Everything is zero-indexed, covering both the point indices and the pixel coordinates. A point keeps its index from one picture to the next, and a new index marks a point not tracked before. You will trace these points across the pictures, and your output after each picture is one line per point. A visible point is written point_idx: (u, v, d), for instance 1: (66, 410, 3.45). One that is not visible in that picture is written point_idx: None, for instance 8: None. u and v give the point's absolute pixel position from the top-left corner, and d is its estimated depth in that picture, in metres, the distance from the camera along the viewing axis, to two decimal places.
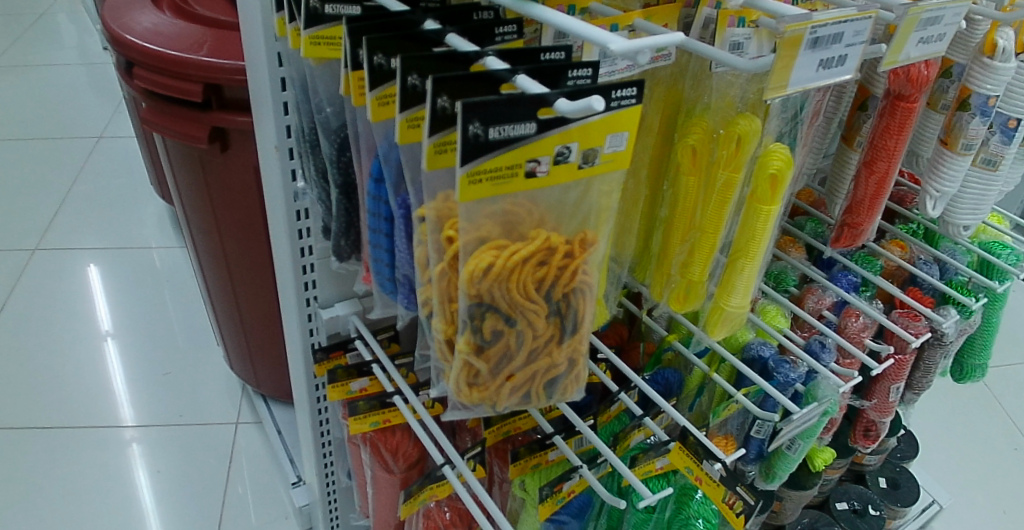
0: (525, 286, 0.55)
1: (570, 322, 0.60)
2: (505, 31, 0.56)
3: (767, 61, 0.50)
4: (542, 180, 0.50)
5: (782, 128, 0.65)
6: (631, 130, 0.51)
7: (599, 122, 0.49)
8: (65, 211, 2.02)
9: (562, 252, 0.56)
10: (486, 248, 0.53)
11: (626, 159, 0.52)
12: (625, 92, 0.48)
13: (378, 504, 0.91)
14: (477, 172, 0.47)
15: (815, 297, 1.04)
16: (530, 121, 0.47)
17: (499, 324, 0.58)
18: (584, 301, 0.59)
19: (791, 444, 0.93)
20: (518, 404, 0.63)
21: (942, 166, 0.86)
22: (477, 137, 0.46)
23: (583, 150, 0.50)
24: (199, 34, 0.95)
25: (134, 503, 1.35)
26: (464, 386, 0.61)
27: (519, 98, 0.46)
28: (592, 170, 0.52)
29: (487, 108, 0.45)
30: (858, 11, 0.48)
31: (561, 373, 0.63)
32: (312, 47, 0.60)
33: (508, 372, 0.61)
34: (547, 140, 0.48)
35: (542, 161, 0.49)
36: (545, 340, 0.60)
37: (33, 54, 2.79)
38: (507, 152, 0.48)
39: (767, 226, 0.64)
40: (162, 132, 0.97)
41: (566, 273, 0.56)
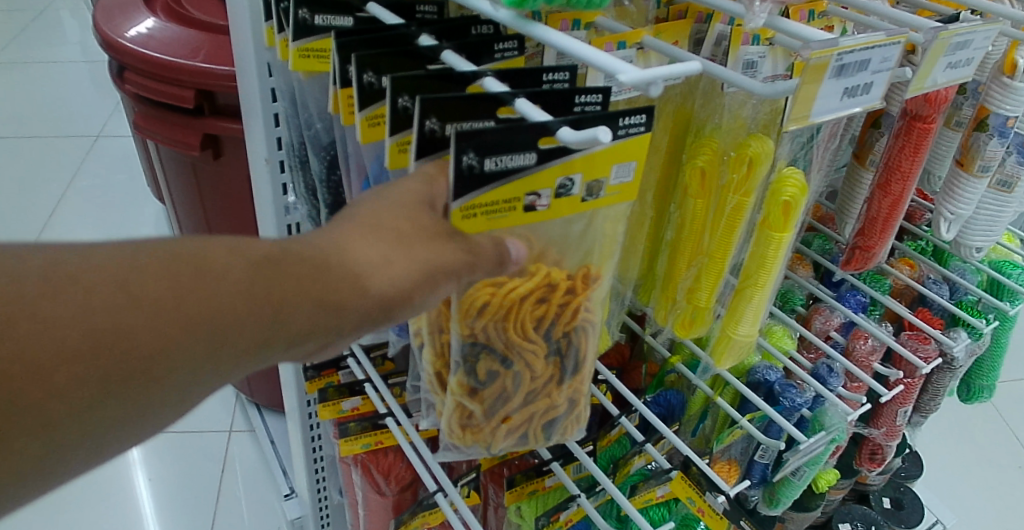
0: (523, 323, 0.54)
1: (570, 362, 0.58)
2: (505, 47, 0.53)
3: (784, 86, 0.47)
4: (542, 214, 0.48)
5: (795, 152, 0.62)
6: (640, 159, 0.48)
7: (606, 153, 0.46)
8: (61, 210, 1.99)
9: (564, 288, 0.54)
10: (480, 287, 0.52)
11: (634, 190, 0.49)
12: (634, 119, 0.45)
13: (370, 524, 0.88)
14: (471, 208, 0.45)
15: (822, 317, 1.00)
16: (530, 151, 0.44)
17: (494, 364, 0.57)
18: (585, 339, 0.57)
19: (796, 471, 0.90)
20: (514, 446, 0.61)
21: (957, 187, 0.83)
22: (472, 168, 0.43)
23: (587, 182, 0.47)
24: (193, 37, 0.92)
25: (133, 512, 1.32)
26: (456, 427, 0.60)
27: (518, 126, 0.43)
28: (598, 203, 0.49)
29: (482, 137, 0.42)
30: (887, 37, 0.46)
31: (560, 414, 0.61)
32: (301, 60, 0.57)
33: (504, 414, 0.59)
34: (548, 172, 0.46)
35: (542, 194, 0.47)
36: (544, 380, 0.58)
37: (34, 50, 2.76)
38: (504, 184, 0.45)
39: (778, 254, 0.61)
40: (153, 138, 0.93)
41: (567, 311, 0.55)
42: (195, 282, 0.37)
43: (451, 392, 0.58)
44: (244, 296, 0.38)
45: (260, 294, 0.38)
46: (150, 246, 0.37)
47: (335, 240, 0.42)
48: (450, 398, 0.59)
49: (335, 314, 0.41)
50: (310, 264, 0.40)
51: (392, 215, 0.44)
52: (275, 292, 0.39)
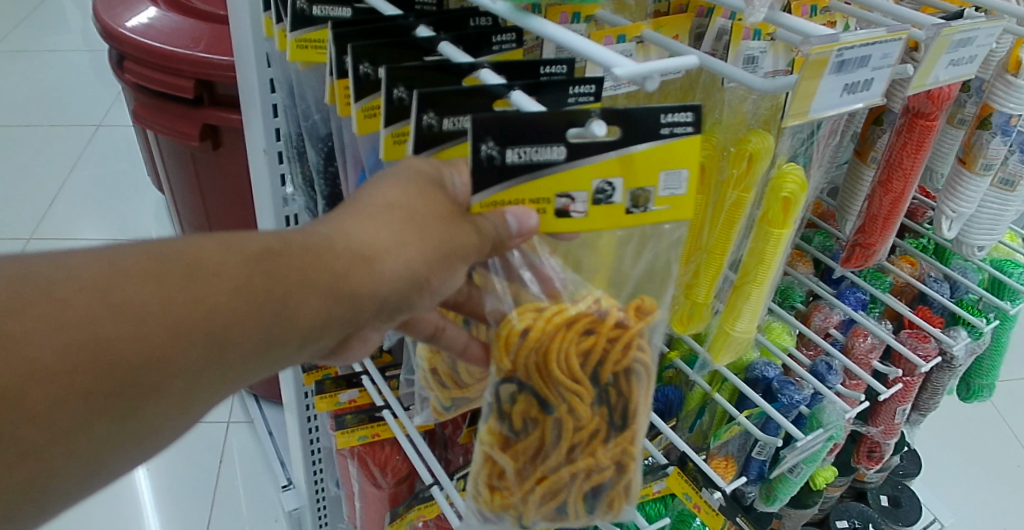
0: (568, 358, 0.51)
1: (618, 413, 0.54)
2: (503, 39, 0.53)
3: (785, 81, 0.47)
4: (577, 221, 0.46)
5: (796, 149, 0.62)
6: (691, 169, 0.46)
7: (650, 157, 0.45)
8: (62, 198, 1.98)
9: (612, 319, 0.52)
10: (523, 309, 0.51)
11: (686, 205, 0.47)
12: (681, 117, 0.45)
13: (366, 518, 0.87)
14: (492, 202, 0.44)
15: (821, 314, 1.00)
16: (557, 144, 0.44)
17: (533, 412, 0.54)
18: (636, 386, 0.53)
19: (792, 468, 0.90)
20: (549, 516, 0.57)
21: (959, 185, 0.82)
22: (493, 159, 0.43)
23: (629, 190, 0.46)
24: (195, 27, 0.92)
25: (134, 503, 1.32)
26: (484, 488, 0.57)
27: (540, 119, 0.43)
28: (644, 216, 0.47)
29: (502, 125, 0.42)
30: (888, 33, 0.45)
31: (606, 480, 0.56)
32: (299, 51, 0.57)
33: (539, 474, 0.55)
34: (583, 172, 0.45)
35: (576, 197, 0.45)
36: (588, 434, 0.54)
37: (35, 38, 2.74)
38: (530, 181, 0.44)
39: (778, 250, 0.62)
40: (153, 128, 0.93)
41: (617, 346, 0.51)
42: (203, 275, 0.37)
43: (483, 442, 0.56)
44: (256, 282, 0.38)
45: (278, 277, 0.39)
46: (155, 246, 0.38)
47: (344, 224, 0.42)
48: (481, 448, 0.57)
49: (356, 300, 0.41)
50: (315, 247, 0.41)
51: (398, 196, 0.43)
52: (290, 277, 0.39)
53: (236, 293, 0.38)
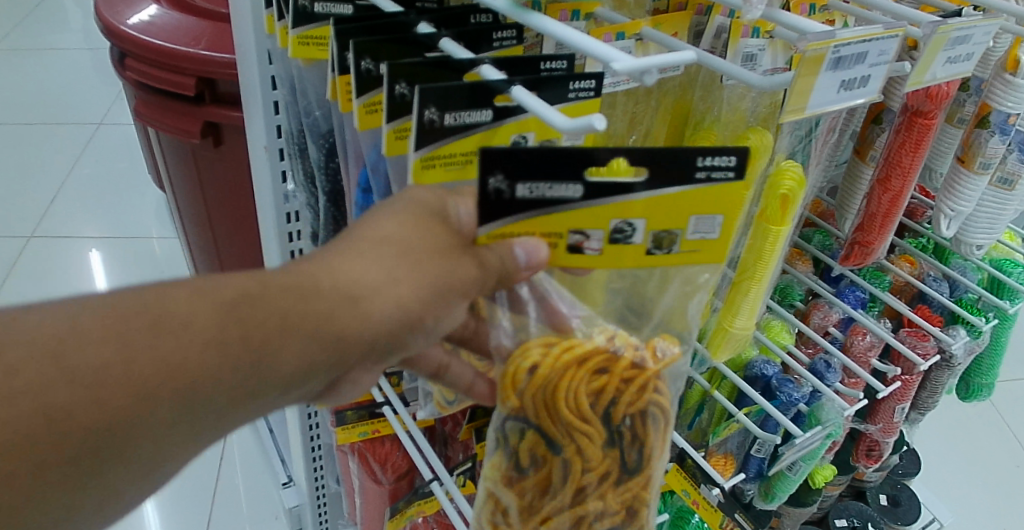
0: (578, 397, 0.51)
1: (632, 456, 0.54)
2: (504, 36, 0.53)
3: (782, 79, 0.47)
4: (591, 256, 0.46)
5: (794, 146, 0.63)
6: (725, 215, 0.46)
7: (679, 201, 0.44)
8: (63, 197, 1.98)
9: (628, 361, 0.51)
10: (540, 342, 0.51)
11: (715, 249, 0.47)
12: (721, 162, 0.43)
13: (366, 514, 0.87)
14: (499, 233, 0.44)
15: (821, 313, 1.00)
16: (575, 183, 0.43)
17: (539, 450, 0.53)
18: (651, 431, 0.53)
19: (791, 465, 0.90)
20: None
21: (958, 184, 0.83)
22: (501, 192, 0.42)
23: (651, 232, 0.46)
24: (196, 25, 0.92)
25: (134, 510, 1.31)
26: (486, 521, 0.58)
27: (559, 154, 0.41)
28: (666, 257, 0.47)
29: (517, 164, 0.41)
30: (885, 30, 0.46)
31: (614, 523, 0.56)
32: (300, 47, 0.57)
33: (543, 514, 0.55)
34: (603, 212, 0.44)
35: (592, 235, 0.45)
36: (598, 477, 0.53)
37: (36, 37, 2.75)
38: (540, 215, 0.44)
39: (776, 247, 0.62)
40: (154, 125, 0.94)
41: (631, 389, 0.51)
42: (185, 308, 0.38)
43: (488, 478, 0.57)
44: (229, 332, 0.39)
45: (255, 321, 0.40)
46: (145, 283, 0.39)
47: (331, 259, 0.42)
48: (485, 483, 0.57)
49: (344, 335, 0.42)
50: (299, 290, 0.41)
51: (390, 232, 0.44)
52: (270, 319, 0.40)
53: (215, 337, 0.39)
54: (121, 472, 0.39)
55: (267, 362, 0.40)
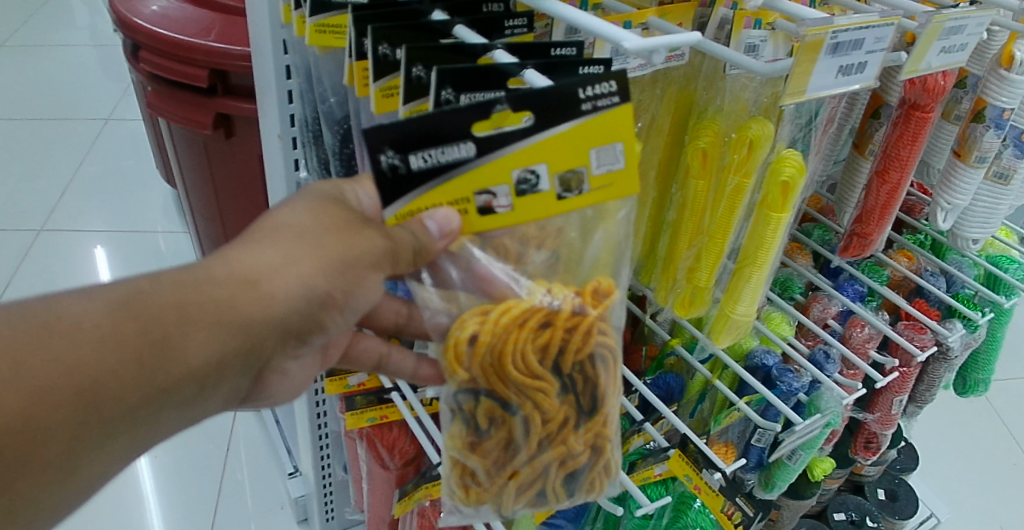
0: (525, 357, 0.51)
1: (586, 399, 0.55)
2: (515, 24, 0.55)
3: (782, 65, 0.51)
4: (502, 214, 0.48)
5: (795, 135, 0.65)
6: (624, 139, 0.47)
7: (573, 139, 0.46)
8: (71, 192, 2.00)
9: (568, 310, 0.51)
10: (474, 312, 0.51)
11: (625, 177, 0.48)
12: (602, 90, 0.45)
13: (373, 500, 0.89)
14: (406, 212, 0.47)
15: (821, 305, 1.01)
16: (464, 141, 0.44)
17: (496, 411, 0.55)
18: (601, 371, 0.54)
19: (791, 454, 0.92)
20: (531, 505, 0.58)
21: (954, 177, 0.84)
22: (396, 168, 0.45)
23: (556, 176, 0.47)
24: (207, 18, 0.94)
25: (133, 491, 1.34)
26: (458, 488, 0.58)
27: (439, 120, 0.44)
28: (579, 199, 0.48)
29: (401, 137, 0.43)
30: (881, 18, 0.50)
31: (580, 466, 0.57)
32: (317, 35, 0.59)
33: (511, 469, 0.56)
34: (501, 166, 0.46)
35: (498, 193, 0.47)
36: (557, 425, 0.54)
37: (45, 33, 2.77)
38: (443, 182, 0.46)
39: (777, 234, 0.64)
40: (166, 117, 0.95)
41: (576, 336, 0.52)
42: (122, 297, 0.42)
43: (451, 447, 0.57)
44: (126, 329, 0.41)
45: (151, 316, 0.41)
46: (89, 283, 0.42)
47: (247, 255, 0.46)
48: (449, 451, 0.58)
49: (253, 318, 0.45)
50: (192, 282, 0.44)
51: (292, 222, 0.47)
52: (170, 314, 0.42)
53: (114, 336, 0.40)
54: (76, 457, 0.41)
55: (177, 354, 0.42)
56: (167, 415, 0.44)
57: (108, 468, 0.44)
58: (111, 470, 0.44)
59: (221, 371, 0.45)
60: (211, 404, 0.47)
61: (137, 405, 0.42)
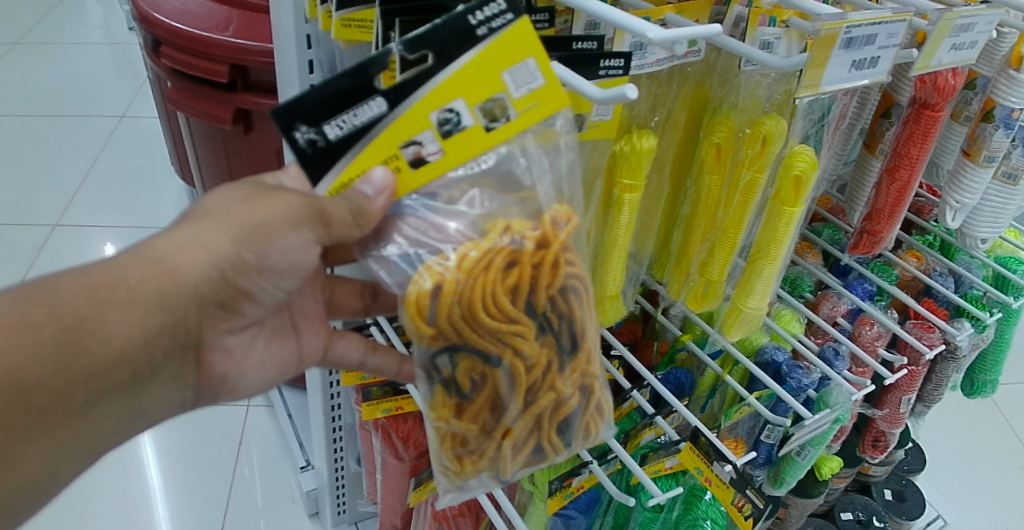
0: (497, 300, 0.52)
1: (566, 338, 0.57)
2: (537, 19, 0.56)
3: (796, 60, 0.53)
4: (434, 161, 0.50)
5: (808, 130, 0.66)
6: (534, 53, 0.48)
7: (479, 67, 0.48)
8: (87, 188, 2.02)
9: (532, 246, 0.53)
10: (428, 267, 0.52)
11: (550, 93, 0.50)
12: (494, 11, 0.47)
13: (387, 491, 0.91)
14: (340, 183, 0.49)
15: (829, 303, 1.03)
16: (372, 98, 0.47)
17: (477, 368, 0.55)
18: (574, 302, 0.56)
19: (800, 451, 0.93)
20: (529, 462, 0.60)
21: (962, 176, 0.85)
22: (316, 142, 0.48)
23: (476, 108, 0.49)
24: (225, 13, 0.96)
25: (139, 478, 1.37)
26: (452, 459, 0.59)
27: (344, 84, 0.47)
28: (507, 125, 0.50)
29: (309, 112, 0.47)
30: (892, 15, 0.52)
31: (573, 411, 0.59)
32: (343, 29, 0.60)
33: (504, 428, 0.58)
34: (417, 113, 0.48)
35: (424, 141, 0.49)
36: (543, 369, 0.56)
37: (60, 31, 2.79)
38: (368, 144, 0.48)
39: (789, 228, 0.65)
40: (186, 111, 0.97)
41: (545, 270, 0.53)
42: (35, 293, 0.46)
43: (436, 419, 0.58)
44: (38, 315, 0.45)
45: (63, 303, 0.46)
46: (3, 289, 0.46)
47: (155, 243, 0.50)
48: (438, 426, 0.58)
49: (166, 290, 0.49)
50: (99, 270, 0.48)
51: (205, 206, 0.51)
52: (82, 300, 0.47)
53: (29, 322, 0.45)
54: (24, 433, 0.46)
55: (98, 334, 0.47)
56: (102, 391, 0.49)
57: (56, 443, 0.49)
58: (60, 443, 0.49)
59: (149, 346, 0.50)
60: (148, 378, 0.52)
61: (66, 384, 0.47)
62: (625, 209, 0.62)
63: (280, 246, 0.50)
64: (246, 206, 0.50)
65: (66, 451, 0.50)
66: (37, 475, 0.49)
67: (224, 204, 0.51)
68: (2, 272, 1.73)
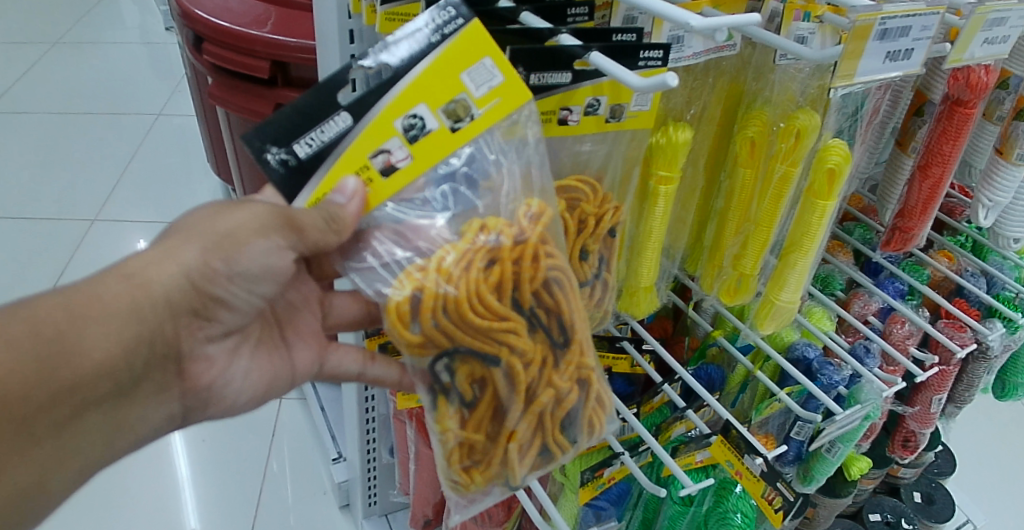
0: (483, 298, 0.53)
1: (558, 333, 0.57)
2: (577, 12, 0.58)
3: (832, 52, 0.54)
4: (404, 167, 0.53)
5: (842, 125, 0.67)
6: (489, 51, 0.51)
7: (437, 72, 0.51)
8: (123, 185, 2.07)
9: (509, 243, 0.54)
10: (409, 272, 0.54)
11: (512, 89, 0.52)
12: (446, 17, 0.51)
13: (420, 480, 0.92)
14: (315, 197, 0.52)
15: (861, 301, 1.02)
16: (336, 113, 0.51)
17: (477, 373, 0.56)
18: (560, 294, 0.57)
19: (830, 448, 0.92)
20: (538, 463, 0.60)
21: (995, 176, 0.85)
22: (288, 162, 0.52)
23: (440, 111, 0.52)
24: (265, 11, 0.99)
25: (169, 470, 1.40)
26: (460, 471, 0.59)
27: (311, 105, 0.51)
28: (472, 124, 0.53)
29: (280, 133, 0.51)
30: (927, 7, 0.53)
31: (575, 406, 0.59)
32: (387, 23, 0.62)
33: (508, 432, 0.57)
34: (383, 121, 0.51)
35: (392, 149, 0.52)
36: (540, 363, 0.56)
37: (99, 31, 2.87)
38: (338, 159, 0.52)
39: (823, 221, 0.66)
40: (227, 106, 1.01)
41: (526, 267, 0.55)
42: (13, 311, 0.48)
43: (439, 431, 0.58)
44: (16, 332, 0.47)
45: (41, 320, 0.48)
46: None
47: (129, 264, 0.53)
48: (442, 440, 0.58)
49: (139, 301, 0.52)
50: (75, 289, 0.50)
51: (188, 224, 0.55)
52: (60, 316, 0.49)
53: (9, 339, 0.46)
54: (16, 446, 0.48)
55: (77, 348, 0.49)
56: (85, 403, 0.51)
57: (43, 459, 0.50)
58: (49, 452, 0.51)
59: (129, 357, 0.52)
60: (132, 386, 0.54)
61: (49, 398, 0.48)
62: (661, 201, 0.64)
63: (248, 252, 0.54)
64: (218, 223, 0.54)
65: (61, 462, 0.52)
66: (29, 486, 0.50)
67: (194, 226, 0.55)
68: (42, 267, 1.78)
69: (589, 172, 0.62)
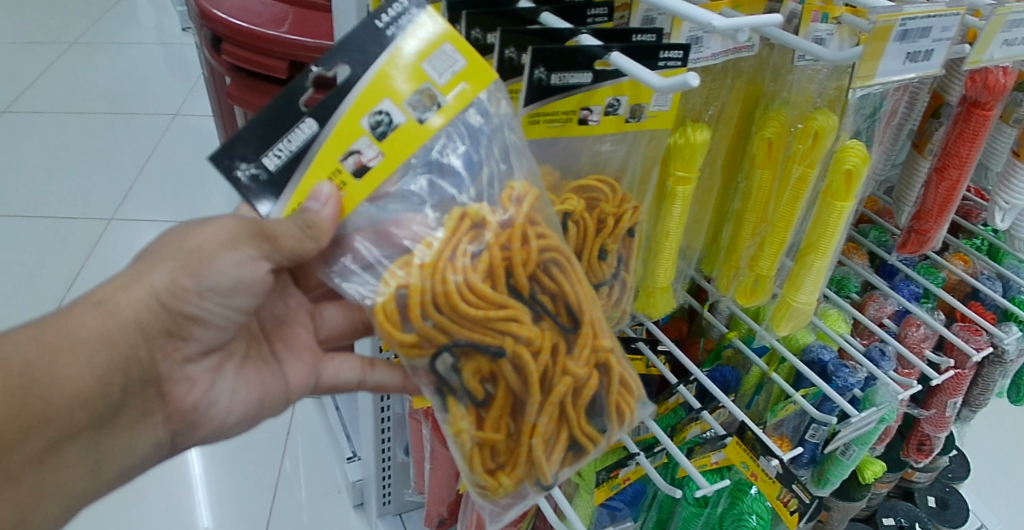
0: (475, 288, 0.53)
1: (566, 317, 0.57)
2: (596, 13, 0.59)
3: (851, 53, 0.54)
4: (376, 166, 0.54)
5: (860, 125, 0.67)
6: (446, 38, 0.53)
7: (395, 66, 0.53)
8: (140, 184, 2.09)
9: (495, 230, 0.55)
10: (400, 262, 0.54)
11: (477, 71, 0.54)
12: (398, 11, 0.53)
13: (434, 480, 0.93)
14: (292, 205, 0.54)
15: (876, 304, 1.01)
16: (301, 120, 0.53)
17: (485, 370, 0.55)
18: (558, 276, 0.57)
19: (844, 451, 0.91)
20: (569, 459, 0.59)
21: (1011, 178, 0.85)
22: (260, 175, 0.54)
23: (405, 104, 0.53)
24: (282, 12, 1.00)
25: (184, 467, 1.41)
26: (485, 474, 0.58)
27: (276, 118, 0.54)
28: (440, 113, 0.54)
29: (248, 150, 0.54)
30: (947, 8, 0.53)
31: (598, 395, 0.59)
32: None
33: (528, 427, 0.56)
34: (350, 121, 0.53)
35: (361, 148, 0.54)
36: (548, 349, 0.56)
37: (118, 31, 2.90)
38: (309, 165, 0.54)
39: (840, 221, 0.66)
40: (244, 105, 1.02)
41: (520, 254, 0.55)
42: None
43: (456, 434, 0.57)
44: None
45: (13, 354, 0.49)
46: None
47: (100, 293, 0.54)
48: (462, 444, 0.57)
49: (110, 328, 0.53)
50: (46, 322, 0.52)
51: (158, 248, 0.56)
52: (32, 348, 0.50)
53: None
54: None
55: (48, 380, 0.50)
56: (62, 431, 0.52)
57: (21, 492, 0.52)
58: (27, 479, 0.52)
59: (104, 384, 0.53)
60: (109, 413, 0.55)
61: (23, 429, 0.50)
62: (678, 202, 0.64)
63: (217, 266, 0.54)
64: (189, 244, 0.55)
65: (40, 489, 0.53)
66: (10, 511, 0.52)
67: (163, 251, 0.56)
68: (59, 266, 1.80)
69: (608, 172, 0.63)
